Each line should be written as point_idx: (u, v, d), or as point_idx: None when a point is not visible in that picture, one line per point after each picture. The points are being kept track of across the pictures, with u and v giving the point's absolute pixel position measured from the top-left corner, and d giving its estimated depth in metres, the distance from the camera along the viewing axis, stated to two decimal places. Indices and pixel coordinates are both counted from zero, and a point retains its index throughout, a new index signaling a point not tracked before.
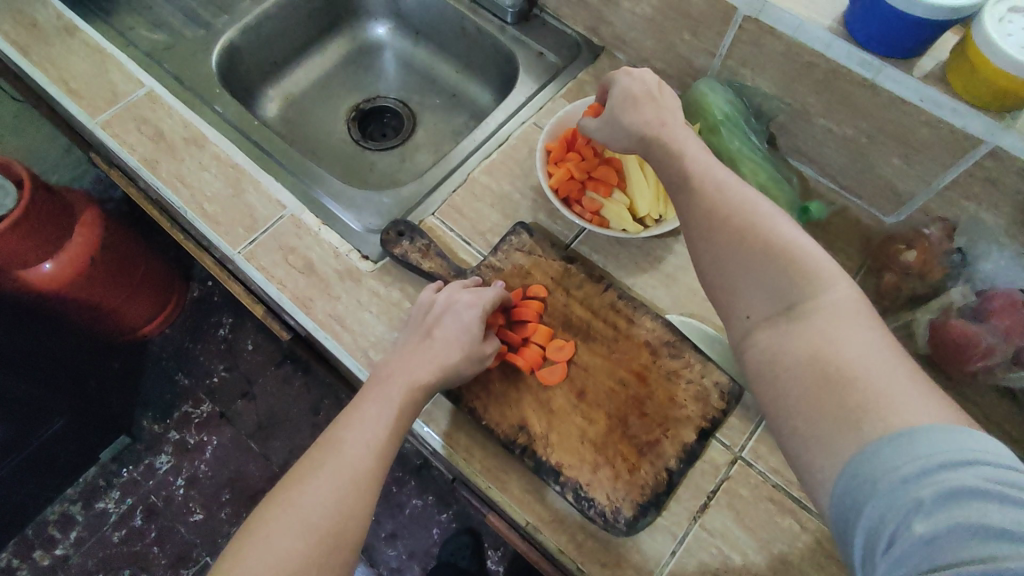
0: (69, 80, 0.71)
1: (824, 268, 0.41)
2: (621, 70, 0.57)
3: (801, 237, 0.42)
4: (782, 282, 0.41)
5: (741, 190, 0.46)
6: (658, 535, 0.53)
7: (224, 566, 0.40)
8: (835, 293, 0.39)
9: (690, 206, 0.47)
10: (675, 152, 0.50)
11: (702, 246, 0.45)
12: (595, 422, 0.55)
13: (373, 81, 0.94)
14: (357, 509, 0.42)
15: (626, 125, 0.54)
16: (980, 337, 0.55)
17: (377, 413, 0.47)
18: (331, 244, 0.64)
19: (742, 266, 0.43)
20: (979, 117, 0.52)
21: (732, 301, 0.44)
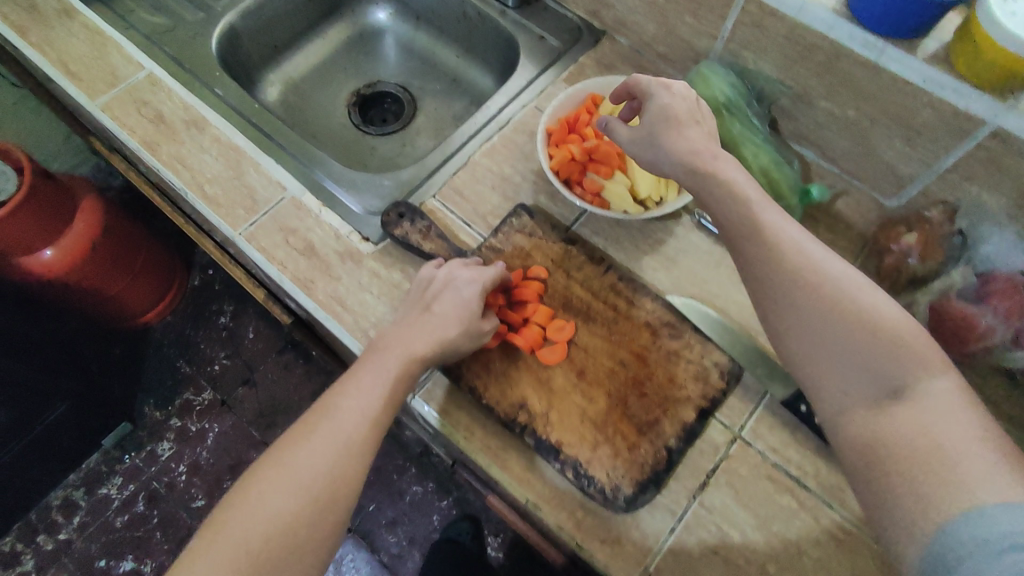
0: (68, 63, 0.71)
1: (922, 350, 0.41)
2: (658, 82, 0.56)
3: (889, 312, 0.43)
4: (882, 363, 0.41)
5: (830, 259, 0.45)
6: (658, 513, 0.53)
7: (215, 522, 0.40)
8: (937, 379, 0.40)
9: (772, 268, 0.45)
10: (738, 195, 0.48)
11: (788, 315, 0.44)
12: (596, 401, 0.55)
13: (374, 67, 0.93)
14: (349, 473, 0.42)
15: (668, 146, 0.52)
16: (978, 318, 0.55)
17: (372, 381, 0.47)
18: (332, 226, 0.64)
19: (839, 342, 0.42)
20: (982, 98, 0.52)
21: (821, 377, 0.43)
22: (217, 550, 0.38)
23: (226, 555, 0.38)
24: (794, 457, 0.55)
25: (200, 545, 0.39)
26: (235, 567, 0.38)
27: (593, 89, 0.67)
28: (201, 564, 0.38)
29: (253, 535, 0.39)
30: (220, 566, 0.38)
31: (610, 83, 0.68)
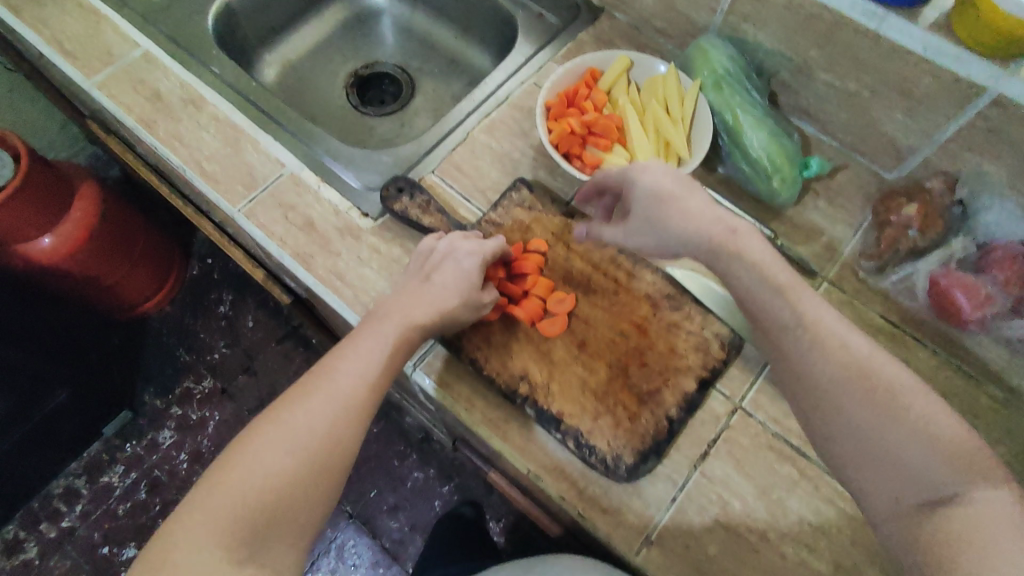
0: (63, 41, 0.71)
1: (979, 461, 0.38)
2: (635, 167, 0.53)
3: (933, 408, 0.40)
4: (938, 470, 0.38)
5: (881, 359, 0.42)
6: (658, 482, 0.53)
7: (211, 475, 0.39)
8: (997, 488, 0.37)
9: (816, 367, 0.42)
10: (770, 283, 0.45)
11: (834, 416, 0.42)
12: (596, 371, 0.55)
13: (372, 47, 0.93)
14: (348, 433, 0.43)
15: (670, 231, 0.50)
16: (980, 286, 0.56)
17: (372, 346, 0.48)
18: (331, 202, 0.64)
19: (889, 448, 0.40)
20: (983, 64, 0.52)
21: (870, 481, 0.40)
22: (215, 502, 0.38)
23: (221, 509, 0.38)
24: (794, 427, 0.56)
25: (196, 497, 0.38)
26: (235, 517, 0.38)
27: (592, 64, 0.67)
28: (200, 515, 0.37)
29: (252, 488, 0.39)
30: (220, 516, 0.37)
31: (608, 57, 0.67)
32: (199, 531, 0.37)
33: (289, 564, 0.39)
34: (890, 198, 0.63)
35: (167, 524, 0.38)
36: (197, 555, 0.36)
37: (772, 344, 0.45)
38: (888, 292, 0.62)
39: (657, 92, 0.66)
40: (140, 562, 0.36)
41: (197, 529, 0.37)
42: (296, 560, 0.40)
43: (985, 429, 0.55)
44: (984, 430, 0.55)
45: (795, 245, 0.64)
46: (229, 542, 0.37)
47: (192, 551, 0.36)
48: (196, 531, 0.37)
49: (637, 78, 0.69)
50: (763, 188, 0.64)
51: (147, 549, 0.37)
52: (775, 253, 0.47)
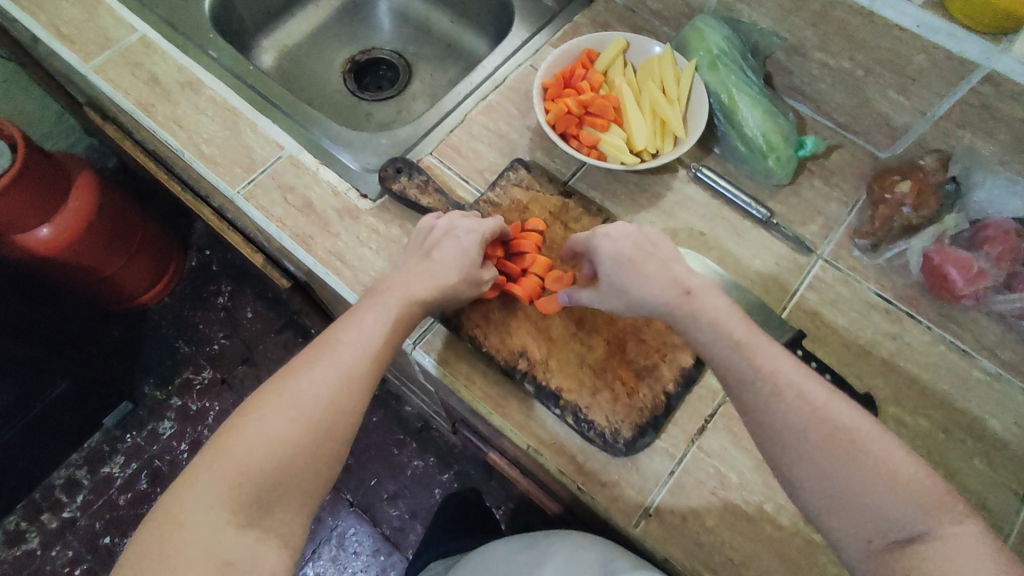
0: (59, 25, 0.71)
1: (940, 495, 0.39)
2: (595, 232, 0.53)
3: (892, 449, 0.41)
4: (905, 512, 0.39)
5: (839, 405, 0.43)
6: (657, 456, 0.54)
7: (218, 440, 0.42)
8: (960, 523, 0.38)
9: (779, 418, 0.43)
10: (730, 335, 0.46)
11: (799, 466, 0.41)
12: (594, 348, 0.56)
13: (368, 34, 0.93)
14: (349, 403, 0.45)
15: (633, 296, 0.50)
16: (972, 261, 0.57)
17: (373, 321, 0.49)
18: (330, 183, 0.64)
19: (858, 494, 0.40)
20: (976, 41, 0.52)
21: (841, 526, 0.40)
22: (221, 466, 0.40)
23: (230, 471, 0.40)
24: None
25: (203, 462, 0.41)
26: (240, 481, 0.40)
27: (588, 45, 0.68)
28: (206, 478, 0.40)
29: (257, 454, 0.41)
30: (224, 480, 0.40)
31: (604, 39, 0.68)
32: (206, 493, 0.40)
33: (291, 526, 0.42)
34: (885, 175, 0.64)
35: (176, 484, 0.40)
36: (204, 515, 0.39)
37: (736, 395, 0.45)
38: (883, 268, 0.62)
39: (653, 73, 0.66)
40: (150, 519, 0.39)
41: (206, 490, 0.40)
42: (297, 522, 0.42)
43: (980, 404, 0.55)
44: (979, 403, 0.56)
45: (791, 223, 0.65)
46: (233, 504, 0.40)
47: (199, 512, 0.39)
48: (203, 493, 0.39)
49: (633, 60, 0.69)
50: (758, 167, 0.65)
51: (157, 507, 0.40)
52: (731, 304, 0.48)
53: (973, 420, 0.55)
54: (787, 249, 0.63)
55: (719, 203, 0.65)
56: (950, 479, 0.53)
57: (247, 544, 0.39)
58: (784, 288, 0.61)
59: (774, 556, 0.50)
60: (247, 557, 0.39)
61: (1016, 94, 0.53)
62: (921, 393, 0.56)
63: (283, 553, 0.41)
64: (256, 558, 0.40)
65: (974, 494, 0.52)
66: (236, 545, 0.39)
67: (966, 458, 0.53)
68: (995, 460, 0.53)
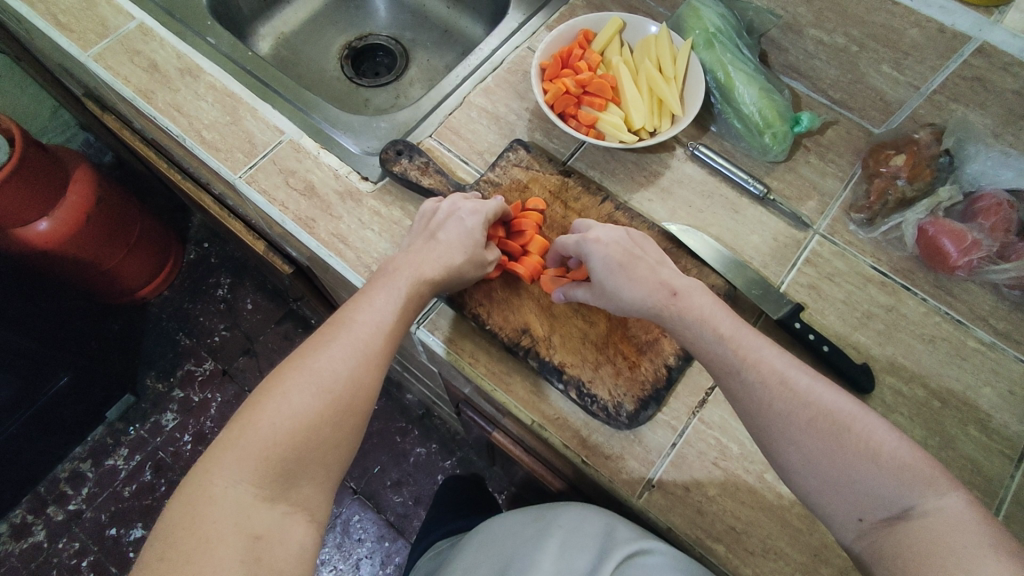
0: (57, 14, 0.71)
1: (926, 468, 0.40)
2: (586, 235, 0.52)
3: (876, 426, 0.42)
4: (891, 488, 0.39)
5: (823, 388, 0.44)
6: (659, 429, 0.54)
7: (241, 417, 0.42)
8: (947, 495, 0.38)
9: (766, 405, 0.44)
10: (714, 330, 0.47)
11: (788, 450, 0.42)
12: (596, 324, 0.57)
13: (363, 19, 0.93)
14: (368, 379, 0.46)
15: (624, 300, 0.51)
16: (966, 233, 0.57)
17: (386, 300, 0.50)
18: (332, 166, 0.65)
19: (845, 474, 0.40)
20: (969, 13, 0.53)
21: (834, 506, 0.41)
22: (247, 441, 0.41)
23: (257, 446, 0.41)
24: None
25: (229, 438, 0.42)
26: (265, 456, 0.41)
27: (584, 25, 0.68)
28: (232, 454, 0.41)
29: (282, 428, 0.42)
30: (251, 456, 0.41)
31: (600, 20, 0.68)
32: (234, 466, 0.40)
33: (315, 500, 0.43)
34: (879, 151, 0.64)
35: (202, 461, 0.41)
36: (233, 489, 0.40)
37: (725, 385, 0.47)
38: (878, 242, 0.63)
39: (650, 52, 0.67)
40: (179, 496, 0.40)
41: (235, 466, 0.40)
42: (320, 496, 0.43)
43: (974, 373, 0.56)
44: (973, 372, 0.56)
45: (787, 200, 0.65)
46: (260, 479, 0.40)
47: (227, 486, 0.40)
48: (230, 469, 0.40)
49: (629, 40, 0.70)
50: (755, 144, 0.66)
51: (185, 484, 0.40)
52: (715, 296, 0.50)
53: (968, 388, 0.56)
54: (783, 224, 0.64)
55: (717, 180, 0.66)
56: (947, 447, 0.54)
57: (276, 518, 0.40)
58: (781, 262, 0.62)
59: (776, 524, 0.51)
60: (277, 531, 0.40)
61: (1007, 65, 0.54)
62: (916, 364, 0.57)
63: (310, 526, 0.42)
64: (284, 531, 0.40)
65: (970, 460, 0.53)
66: (266, 518, 0.40)
67: (961, 426, 0.55)
68: (990, 427, 0.54)
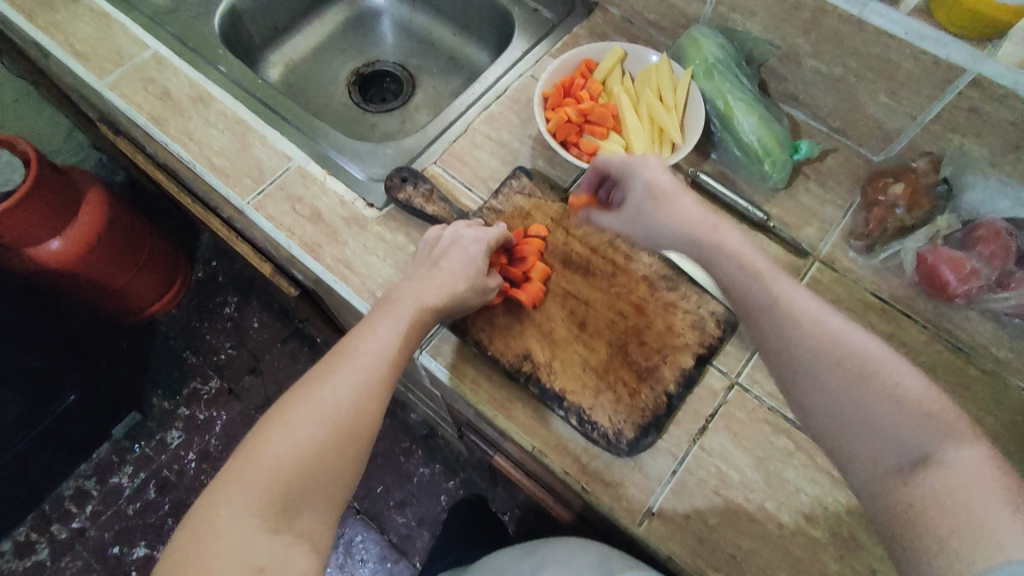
0: (75, 44, 0.73)
1: (950, 419, 0.40)
2: (638, 159, 0.58)
3: (909, 378, 0.42)
4: (911, 433, 0.40)
5: (854, 332, 0.44)
6: (659, 456, 0.55)
7: (246, 448, 0.43)
8: (969, 445, 0.38)
9: (791, 339, 0.45)
10: (743, 264, 0.49)
11: (810, 388, 0.44)
12: (597, 350, 0.57)
13: (371, 47, 0.96)
14: (370, 409, 0.46)
15: (657, 223, 0.55)
16: (965, 262, 0.58)
17: (389, 328, 0.51)
18: (338, 193, 0.66)
19: (866, 412, 0.41)
20: (961, 46, 0.54)
21: (849, 450, 0.42)
22: (252, 473, 0.42)
23: (261, 477, 0.42)
24: None
25: (234, 469, 0.42)
26: (269, 487, 0.41)
27: (587, 55, 0.70)
28: (236, 486, 0.41)
29: (286, 458, 0.42)
30: (255, 486, 0.41)
31: (603, 49, 0.70)
32: (238, 498, 0.41)
33: (319, 530, 0.43)
34: (877, 179, 0.65)
35: (208, 494, 0.42)
36: (238, 522, 0.40)
37: (752, 321, 0.48)
38: (878, 269, 0.63)
39: (650, 81, 0.68)
40: (185, 528, 0.41)
41: (239, 497, 0.41)
42: (325, 527, 0.43)
43: (976, 402, 0.56)
44: (975, 401, 0.56)
45: (787, 227, 0.66)
46: (264, 510, 0.41)
47: (231, 518, 0.40)
48: (235, 501, 0.41)
49: (630, 69, 0.71)
50: (754, 171, 0.66)
51: (191, 515, 0.41)
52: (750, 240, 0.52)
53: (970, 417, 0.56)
54: (784, 251, 0.64)
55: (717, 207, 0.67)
56: None
57: (279, 550, 0.40)
58: None
59: (775, 553, 0.51)
60: (280, 563, 0.40)
61: (1003, 96, 0.54)
62: None
63: (313, 556, 0.42)
64: (287, 562, 0.40)
65: None
66: (269, 549, 0.40)
67: None
68: None
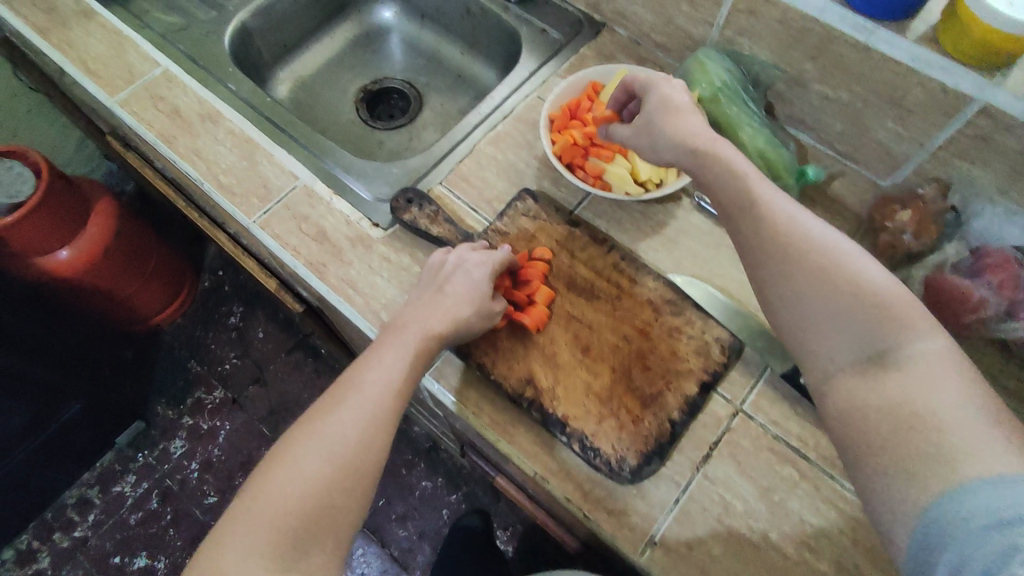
0: (87, 61, 0.74)
1: (911, 313, 0.42)
2: (660, 77, 0.58)
3: (881, 278, 0.43)
4: (873, 328, 0.42)
5: (827, 232, 0.46)
6: (662, 484, 0.54)
7: (253, 487, 0.43)
8: (927, 341, 0.41)
9: (768, 240, 0.46)
10: (734, 172, 0.50)
11: (780, 284, 0.45)
12: (600, 376, 0.57)
13: (380, 63, 0.96)
14: (375, 441, 0.46)
15: (663, 134, 0.54)
16: (973, 291, 0.56)
17: (394, 357, 0.50)
18: (344, 213, 0.66)
19: (833, 308, 0.43)
20: (970, 75, 0.54)
21: (810, 342, 0.44)
22: (259, 512, 0.42)
23: (268, 516, 0.42)
24: (795, 429, 0.56)
25: (242, 508, 0.42)
26: (277, 526, 0.41)
27: (593, 77, 0.70)
28: (244, 527, 0.41)
29: (293, 497, 0.42)
30: (263, 527, 0.41)
31: (609, 71, 0.70)
32: (247, 539, 0.41)
33: (327, 568, 0.43)
34: (885, 206, 0.65)
35: (217, 534, 0.42)
36: (246, 562, 0.40)
37: (736, 225, 0.49)
38: None
39: None
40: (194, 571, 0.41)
41: (248, 537, 0.41)
42: (333, 564, 0.43)
43: None
44: None
45: None
46: (272, 551, 0.41)
47: (240, 560, 0.40)
48: (243, 542, 0.41)
49: None
50: None
51: (201, 557, 0.41)
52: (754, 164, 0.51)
53: None
54: None
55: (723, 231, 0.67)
56: None
57: None
58: None
59: None
60: None
61: (1011, 125, 0.54)
62: None
63: None
64: None
65: None
66: None
67: None
68: None
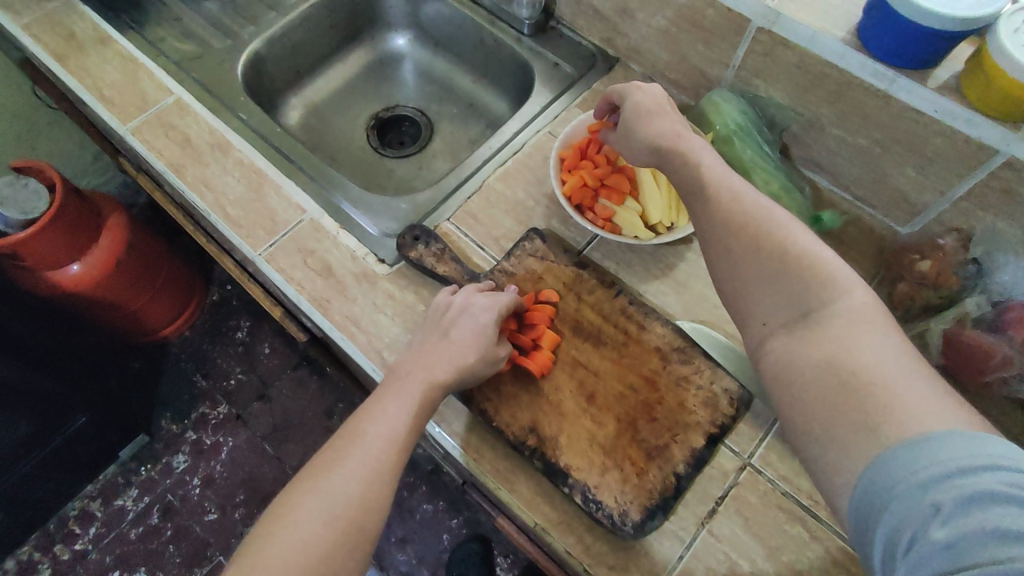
0: (102, 88, 0.75)
1: (842, 274, 0.42)
2: (632, 83, 0.59)
3: (816, 245, 0.43)
4: (802, 289, 0.42)
5: (767, 203, 0.46)
6: (666, 540, 0.52)
7: (253, 552, 0.42)
8: (855, 299, 0.40)
9: (712, 215, 0.48)
10: (688, 161, 0.51)
11: (721, 257, 0.47)
12: (605, 425, 0.55)
13: (392, 90, 0.97)
14: (377, 501, 0.45)
15: (638, 138, 0.56)
16: (995, 348, 0.53)
17: (398, 408, 0.49)
18: (350, 248, 0.65)
19: (763, 274, 0.44)
20: (994, 127, 0.52)
21: (745, 308, 0.45)
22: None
23: None
24: (805, 486, 0.55)
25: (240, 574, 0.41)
26: None
27: None
28: None
29: (294, 562, 0.41)
30: None
31: None
32: None
33: None
34: (902, 254, 0.64)
35: None
36: None
37: (691, 205, 0.50)
38: None
39: None
40: None
41: None
42: None
43: None
44: None
45: None
46: None
47: None
48: None
49: None
50: None
51: None
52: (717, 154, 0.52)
53: None
54: None
55: None
56: None
57: None
58: None
59: None
60: None
61: None
62: None
63: None
64: None
65: None
66: None
67: None
68: None
